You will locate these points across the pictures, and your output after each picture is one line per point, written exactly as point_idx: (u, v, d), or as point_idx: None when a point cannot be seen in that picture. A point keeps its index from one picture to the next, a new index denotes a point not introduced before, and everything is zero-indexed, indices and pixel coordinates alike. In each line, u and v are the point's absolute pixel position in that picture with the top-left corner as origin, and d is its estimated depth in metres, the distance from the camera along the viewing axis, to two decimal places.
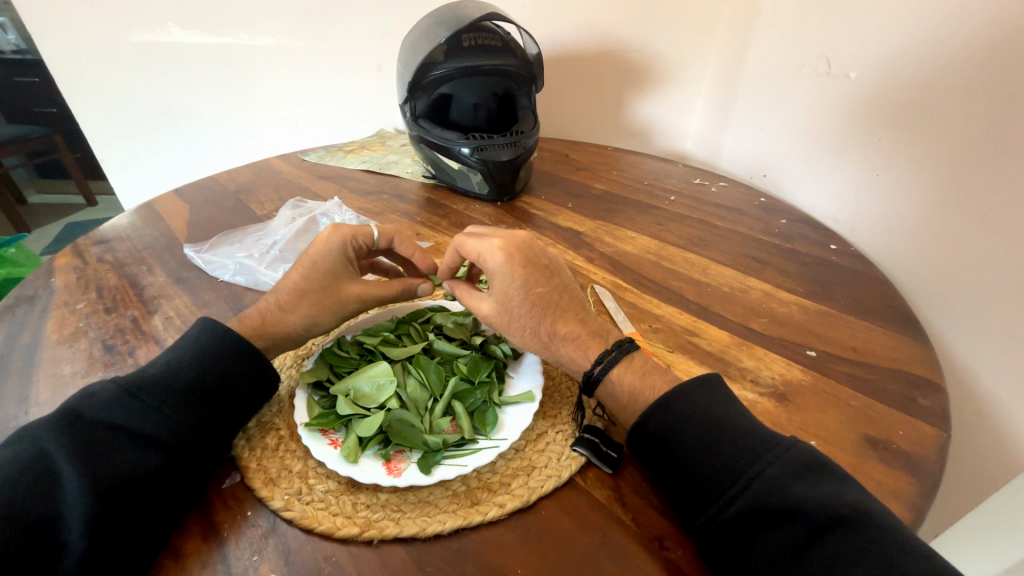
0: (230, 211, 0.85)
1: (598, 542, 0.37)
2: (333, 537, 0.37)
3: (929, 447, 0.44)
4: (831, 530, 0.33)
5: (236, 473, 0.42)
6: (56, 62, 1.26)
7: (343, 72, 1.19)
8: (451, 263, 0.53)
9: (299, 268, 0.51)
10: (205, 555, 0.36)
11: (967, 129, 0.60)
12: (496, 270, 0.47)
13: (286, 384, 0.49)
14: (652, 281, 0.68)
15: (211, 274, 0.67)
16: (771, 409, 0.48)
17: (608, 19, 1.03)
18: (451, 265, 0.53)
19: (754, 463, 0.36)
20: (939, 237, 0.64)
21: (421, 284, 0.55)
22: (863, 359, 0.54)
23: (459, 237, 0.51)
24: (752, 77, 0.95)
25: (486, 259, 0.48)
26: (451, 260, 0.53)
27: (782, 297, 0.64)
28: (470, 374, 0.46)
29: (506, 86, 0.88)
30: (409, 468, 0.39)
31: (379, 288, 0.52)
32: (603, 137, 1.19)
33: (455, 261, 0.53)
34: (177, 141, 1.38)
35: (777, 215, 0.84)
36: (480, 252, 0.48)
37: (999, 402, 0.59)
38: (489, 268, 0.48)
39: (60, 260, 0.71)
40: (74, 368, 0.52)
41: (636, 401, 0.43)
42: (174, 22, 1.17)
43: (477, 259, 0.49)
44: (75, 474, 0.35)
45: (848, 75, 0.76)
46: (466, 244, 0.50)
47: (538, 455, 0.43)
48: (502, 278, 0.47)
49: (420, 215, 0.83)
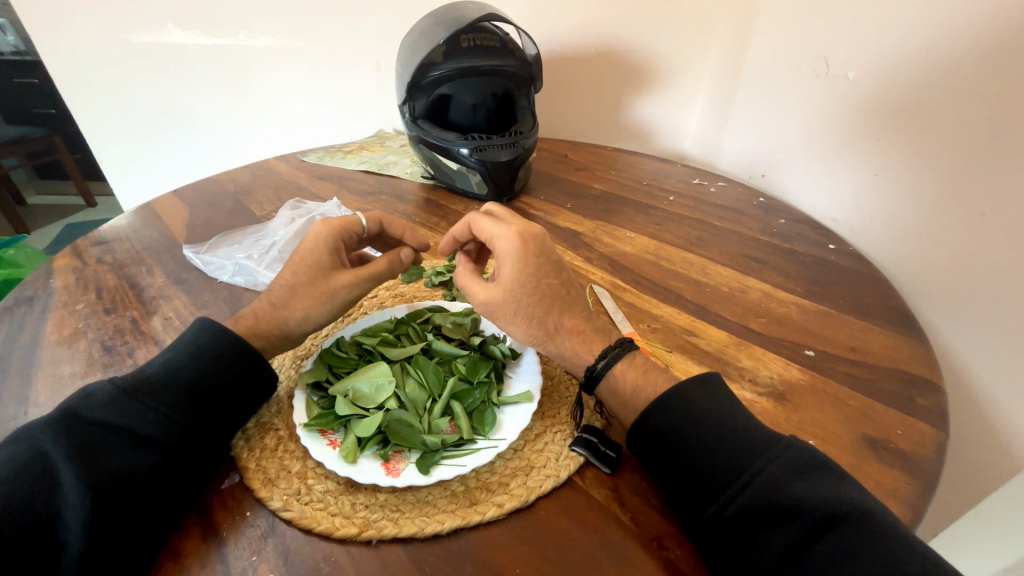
0: (229, 212, 0.85)
1: (597, 542, 0.37)
2: (332, 537, 0.37)
3: (927, 446, 0.44)
4: (829, 529, 0.33)
5: (235, 473, 0.42)
6: (54, 64, 1.26)
7: (342, 72, 1.19)
8: (459, 236, 0.55)
9: (290, 265, 0.51)
10: (204, 555, 0.36)
11: (964, 131, 0.60)
12: (509, 256, 0.47)
13: (285, 385, 0.49)
14: (651, 281, 0.68)
15: (210, 274, 0.67)
16: (769, 409, 0.48)
17: (607, 19, 1.03)
18: (457, 237, 0.55)
19: (754, 462, 0.36)
20: (938, 235, 0.64)
21: (401, 250, 0.55)
22: (861, 358, 0.54)
23: (473, 217, 0.52)
24: (751, 77, 0.95)
25: (499, 246, 0.48)
26: (460, 233, 0.55)
27: (781, 297, 0.64)
28: (469, 375, 0.46)
29: (505, 87, 0.88)
30: (407, 469, 0.39)
31: (368, 275, 0.51)
32: (601, 138, 1.19)
33: (462, 234, 0.55)
34: (177, 141, 1.39)
35: (776, 215, 0.84)
36: (492, 237, 0.49)
37: (999, 401, 0.59)
38: (500, 253, 0.48)
39: (59, 261, 0.72)
40: (73, 369, 0.52)
41: (636, 399, 0.43)
42: (174, 24, 1.17)
43: (488, 243, 0.49)
44: (73, 474, 0.35)
45: (846, 75, 0.76)
46: (479, 226, 0.51)
47: (536, 455, 0.43)
48: (514, 264, 0.47)
49: (419, 216, 0.83)
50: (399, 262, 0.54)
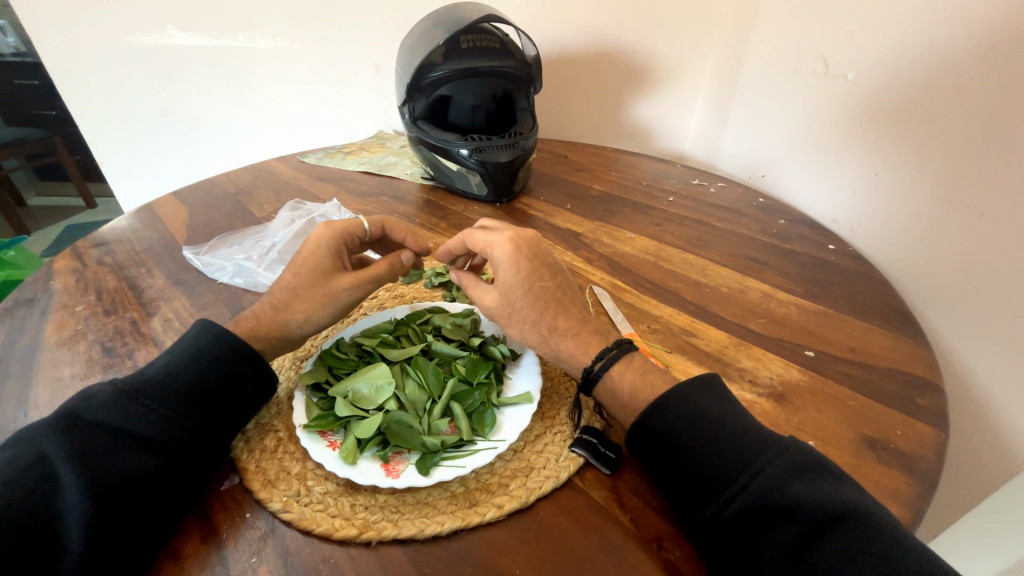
0: (228, 214, 0.85)
1: (596, 543, 0.37)
2: (332, 538, 0.37)
3: (927, 447, 0.44)
4: (829, 530, 0.33)
5: (235, 475, 0.42)
6: (54, 66, 1.26)
7: (342, 73, 1.19)
8: (455, 250, 0.55)
9: (291, 267, 0.51)
10: (204, 557, 0.36)
11: (963, 132, 0.60)
12: (503, 261, 0.48)
13: (285, 386, 0.49)
14: (650, 282, 0.68)
15: (210, 276, 0.67)
16: (769, 410, 0.48)
17: (606, 19, 1.03)
18: (452, 251, 0.55)
19: (753, 463, 0.36)
20: (937, 236, 0.64)
21: (403, 253, 0.55)
22: (861, 359, 0.54)
23: (468, 231, 0.53)
24: (750, 77, 0.95)
25: (494, 252, 0.49)
26: (456, 247, 0.55)
27: (781, 297, 0.64)
28: (469, 376, 0.46)
29: (504, 88, 0.88)
30: (407, 470, 0.39)
31: (370, 276, 0.51)
32: (601, 138, 1.19)
33: (457, 249, 0.55)
34: (177, 143, 1.39)
35: (775, 215, 0.85)
36: (488, 243, 0.50)
37: (998, 400, 0.59)
38: (495, 259, 0.49)
39: (59, 262, 0.72)
40: (73, 371, 0.52)
41: (635, 400, 0.43)
42: (173, 25, 1.17)
43: (484, 250, 0.50)
44: (74, 475, 0.35)
45: (845, 76, 0.76)
46: (473, 238, 0.51)
47: (536, 456, 0.43)
48: (507, 269, 0.48)
49: (419, 217, 0.83)
50: (399, 265, 0.54)
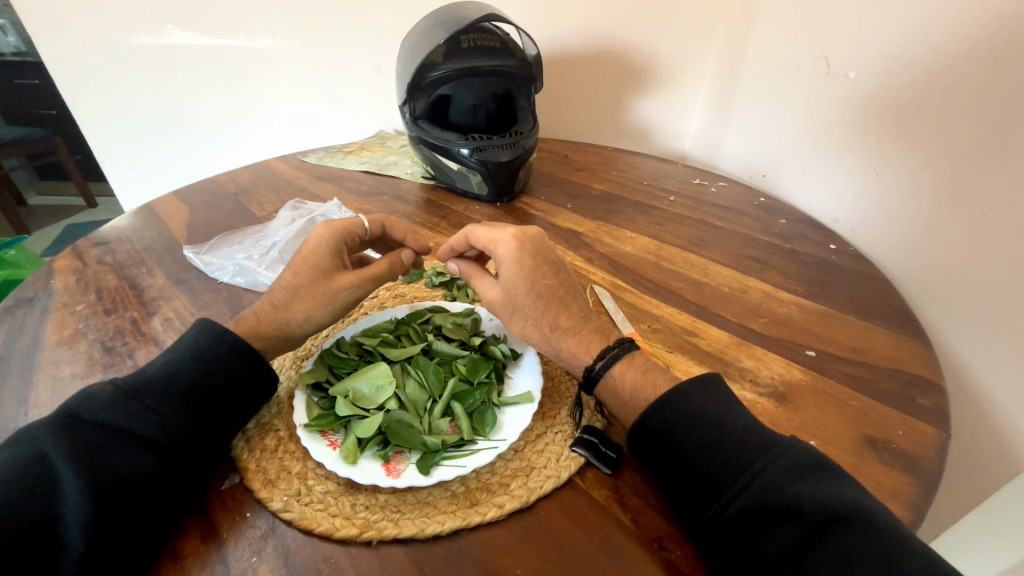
0: (229, 213, 0.85)
1: (597, 542, 0.37)
2: (332, 538, 0.37)
3: (929, 447, 0.44)
4: (831, 530, 0.33)
5: (236, 474, 0.42)
6: (54, 65, 1.26)
7: (343, 72, 1.19)
8: (456, 247, 0.56)
9: (291, 266, 0.51)
10: (204, 556, 0.36)
11: (965, 132, 0.60)
12: (506, 258, 0.48)
13: (285, 385, 0.49)
14: (651, 281, 0.68)
15: (210, 275, 0.67)
16: (770, 409, 0.48)
17: (607, 19, 1.03)
18: (454, 248, 0.56)
19: (754, 463, 0.36)
20: (939, 235, 0.64)
21: (403, 253, 0.55)
22: (862, 359, 0.54)
23: (470, 228, 0.53)
24: (751, 77, 0.95)
25: (498, 248, 0.49)
26: (458, 244, 0.55)
27: (782, 297, 0.64)
28: (469, 375, 0.46)
29: (505, 87, 0.88)
30: (408, 470, 0.39)
31: (370, 275, 0.51)
32: (602, 138, 1.19)
33: (459, 246, 0.55)
34: (177, 142, 1.39)
35: (776, 215, 0.84)
36: (491, 240, 0.50)
37: (1000, 400, 0.59)
38: (499, 256, 0.49)
39: (59, 262, 0.72)
40: (73, 370, 0.52)
41: (636, 400, 0.43)
42: (174, 25, 1.17)
43: (487, 247, 0.50)
44: (75, 474, 0.35)
45: (847, 75, 0.76)
46: (476, 234, 0.52)
47: (537, 455, 0.43)
48: (511, 266, 0.48)
49: (419, 216, 0.83)
50: (400, 264, 0.54)
